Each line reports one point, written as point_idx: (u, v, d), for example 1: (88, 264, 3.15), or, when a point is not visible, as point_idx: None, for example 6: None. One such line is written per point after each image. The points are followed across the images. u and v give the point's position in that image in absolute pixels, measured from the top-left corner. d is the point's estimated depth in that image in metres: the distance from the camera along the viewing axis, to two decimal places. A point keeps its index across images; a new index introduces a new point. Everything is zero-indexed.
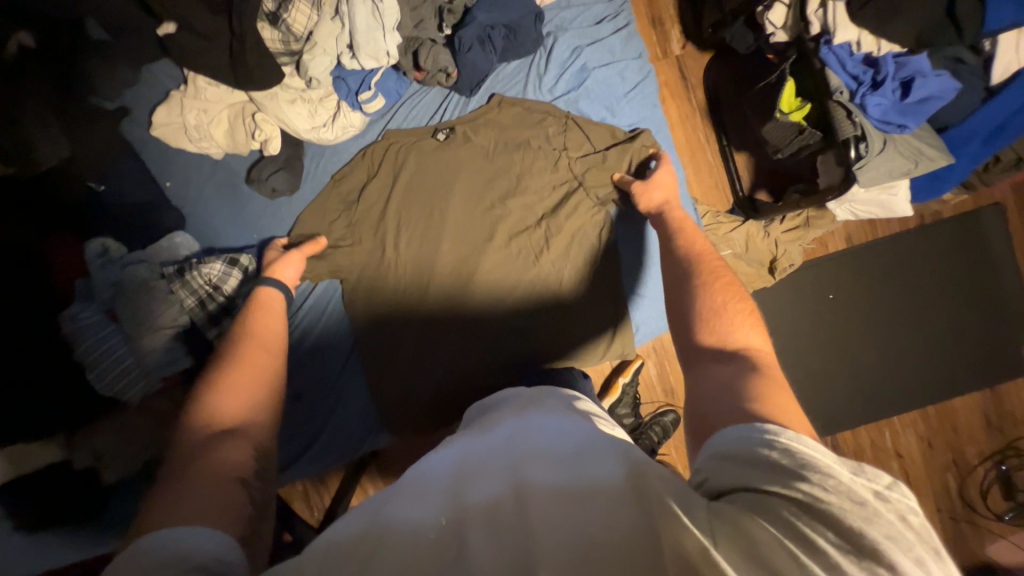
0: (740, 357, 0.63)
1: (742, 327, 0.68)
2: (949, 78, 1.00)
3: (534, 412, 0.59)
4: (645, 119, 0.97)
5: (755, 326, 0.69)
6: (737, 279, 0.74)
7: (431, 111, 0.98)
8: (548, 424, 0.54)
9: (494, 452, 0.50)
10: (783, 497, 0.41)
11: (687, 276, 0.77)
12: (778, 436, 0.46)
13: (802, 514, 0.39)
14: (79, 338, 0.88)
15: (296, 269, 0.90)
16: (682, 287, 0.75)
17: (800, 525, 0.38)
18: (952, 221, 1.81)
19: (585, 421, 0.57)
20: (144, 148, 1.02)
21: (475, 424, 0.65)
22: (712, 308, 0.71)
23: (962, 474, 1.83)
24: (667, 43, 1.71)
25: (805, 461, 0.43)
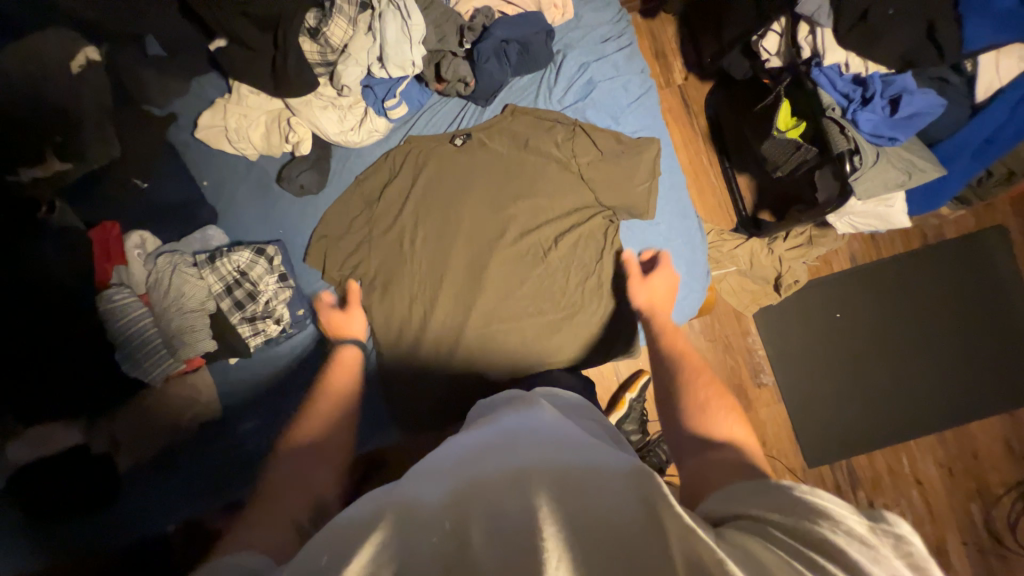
0: (725, 441, 0.67)
1: (726, 420, 0.73)
2: (935, 95, 1.06)
3: (529, 418, 0.61)
4: (647, 126, 1.02)
5: (737, 421, 0.74)
6: (717, 379, 0.81)
7: (450, 121, 1.06)
8: (543, 422, 0.59)
9: (493, 453, 0.51)
10: (782, 524, 0.41)
11: (674, 373, 0.84)
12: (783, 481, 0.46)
13: (794, 537, 0.39)
14: (112, 318, 0.94)
15: (360, 324, 1.01)
16: (670, 382, 0.82)
17: (798, 544, 0.38)
18: (958, 242, 1.83)
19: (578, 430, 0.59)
20: (186, 151, 1.11)
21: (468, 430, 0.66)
22: (697, 400, 0.77)
23: (987, 505, 1.76)
24: (671, 73, 1.82)
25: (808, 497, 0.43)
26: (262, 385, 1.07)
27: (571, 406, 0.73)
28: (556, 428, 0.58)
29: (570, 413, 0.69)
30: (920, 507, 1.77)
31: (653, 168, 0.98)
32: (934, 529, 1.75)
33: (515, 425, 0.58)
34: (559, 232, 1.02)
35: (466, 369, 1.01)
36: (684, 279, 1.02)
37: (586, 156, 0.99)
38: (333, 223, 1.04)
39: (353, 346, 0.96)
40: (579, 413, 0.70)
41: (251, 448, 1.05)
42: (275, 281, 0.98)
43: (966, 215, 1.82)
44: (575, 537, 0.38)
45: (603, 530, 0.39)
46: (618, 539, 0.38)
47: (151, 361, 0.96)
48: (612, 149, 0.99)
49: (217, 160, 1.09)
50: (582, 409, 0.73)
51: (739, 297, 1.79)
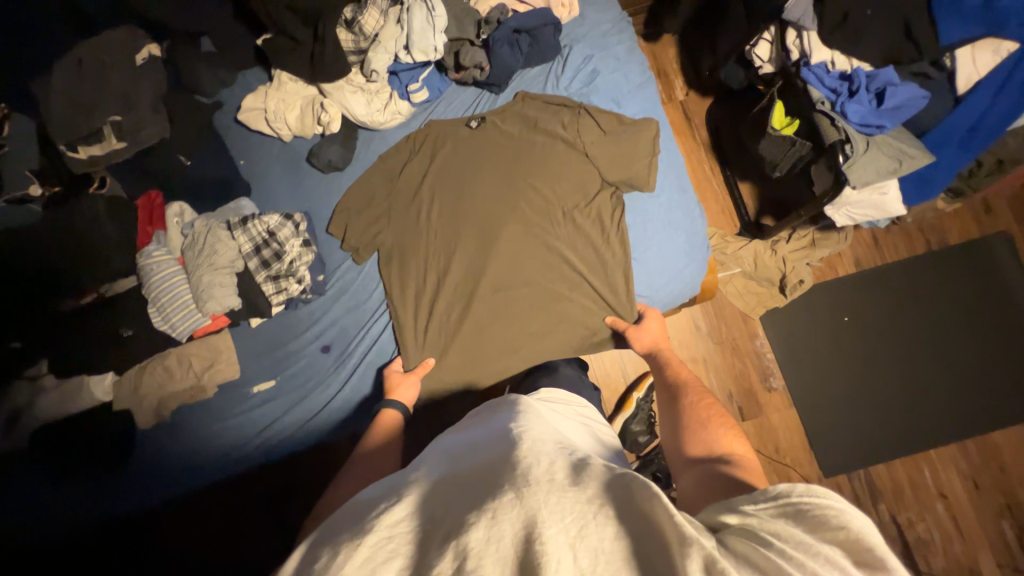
0: (724, 460, 0.71)
1: (726, 438, 0.77)
2: (917, 88, 1.14)
3: (519, 423, 0.68)
4: (647, 109, 1.10)
5: (738, 438, 0.77)
6: (717, 400, 0.86)
7: (465, 107, 1.17)
8: (537, 421, 0.70)
9: (491, 466, 0.58)
10: (775, 532, 0.46)
11: (676, 397, 0.88)
12: (778, 490, 0.51)
13: (796, 547, 0.44)
14: (148, 272, 1.02)
15: (412, 390, 1.00)
16: (673, 406, 0.87)
17: (787, 548, 0.44)
18: (963, 247, 1.84)
19: (563, 441, 0.66)
20: (227, 133, 1.20)
21: (466, 430, 0.74)
22: (697, 422, 0.81)
23: (1019, 522, 1.65)
24: (673, 90, 1.94)
25: (800, 507, 0.48)
26: (280, 348, 1.11)
27: (569, 409, 0.84)
28: (548, 430, 0.68)
29: (566, 417, 0.80)
30: (946, 523, 1.67)
31: (653, 145, 1.05)
32: (965, 549, 1.64)
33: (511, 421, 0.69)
34: (565, 205, 1.09)
35: (475, 333, 1.06)
36: (684, 249, 1.06)
37: (589, 135, 1.08)
38: (353, 196, 1.12)
39: (399, 407, 0.96)
40: (574, 418, 0.82)
41: (268, 408, 1.10)
42: (299, 244, 1.06)
43: (969, 222, 1.84)
44: (562, 524, 0.47)
45: (585, 518, 0.48)
46: (600, 526, 0.48)
47: (179, 316, 1.02)
48: (615, 129, 1.08)
49: (254, 141, 1.19)
50: (578, 415, 0.84)
51: (745, 299, 1.81)
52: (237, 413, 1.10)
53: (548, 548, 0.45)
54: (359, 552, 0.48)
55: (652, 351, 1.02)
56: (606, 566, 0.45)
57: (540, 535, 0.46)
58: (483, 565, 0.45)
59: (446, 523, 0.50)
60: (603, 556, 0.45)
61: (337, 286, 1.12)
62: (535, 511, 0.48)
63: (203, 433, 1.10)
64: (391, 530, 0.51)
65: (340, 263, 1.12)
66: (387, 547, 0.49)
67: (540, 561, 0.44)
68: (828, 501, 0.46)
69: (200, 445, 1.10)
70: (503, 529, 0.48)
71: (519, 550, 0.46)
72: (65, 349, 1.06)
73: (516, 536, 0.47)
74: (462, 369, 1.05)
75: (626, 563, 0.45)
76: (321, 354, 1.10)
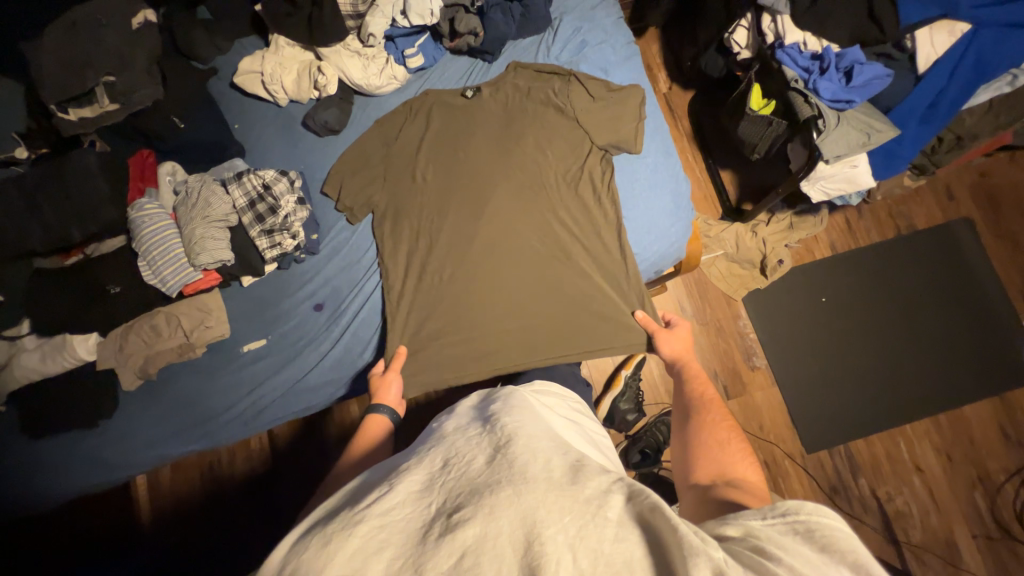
0: (732, 480, 0.69)
1: (739, 462, 0.74)
2: (881, 67, 1.23)
3: (517, 414, 0.65)
4: (633, 78, 1.16)
5: (752, 466, 0.74)
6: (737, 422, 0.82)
7: (460, 75, 1.20)
8: (534, 415, 0.67)
9: (487, 456, 0.55)
10: (786, 550, 0.42)
11: (693, 410, 0.87)
12: (787, 504, 0.47)
13: (808, 568, 0.40)
14: (138, 224, 1.01)
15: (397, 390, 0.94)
16: (690, 417, 0.86)
17: (803, 569, 0.40)
18: (929, 231, 1.94)
19: (563, 437, 0.64)
20: (222, 98, 1.24)
21: (461, 416, 0.71)
22: (718, 442, 0.78)
23: (991, 493, 1.71)
24: (656, 83, 2.00)
25: (812, 522, 0.44)
26: (272, 308, 1.11)
27: (565, 404, 0.84)
28: (546, 426, 0.66)
29: (561, 414, 0.78)
30: (923, 495, 1.72)
31: (639, 110, 1.10)
32: (941, 520, 1.69)
33: (507, 412, 0.66)
34: (557, 169, 1.12)
35: (467, 292, 1.07)
36: (669, 208, 1.11)
37: (579, 101, 1.12)
38: (348, 157, 1.13)
39: (387, 412, 0.89)
40: (570, 416, 0.81)
41: (258, 367, 1.09)
42: (294, 201, 1.07)
43: (933, 209, 1.94)
44: (561, 524, 0.45)
45: (586, 519, 0.45)
46: (601, 527, 0.45)
47: (169, 269, 1.00)
48: (602, 95, 1.12)
49: (248, 106, 1.21)
50: (575, 413, 0.83)
51: (729, 281, 1.86)
52: (225, 372, 1.09)
53: (547, 548, 0.42)
54: (350, 542, 0.47)
55: (675, 361, 1.00)
56: (607, 568, 0.42)
57: (539, 536, 0.43)
58: (479, 564, 0.43)
59: (439, 515, 0.48)
60: (604, 558, 0.43)
61: (331, 246, 1.13)
62: (534, 512, 0.46)
63: (190, 394, 1.09)
64: (381, 521, 0.49)
65: (336, 223, 1.14)
66: (379, 538, 0.47)
67: (538, 563, 0.42)
68: (839, 526, 0.43)
69: (188, 406, 1.09)
70: (499, 527, 0.45)
71: (517, 552, 0.43)
72: (46, 308, 1.03)
73: (513, 535, 0.45)
74: (456, 326, 1.06)
75: (627, 565, 0.42)
76: (314, 313, 1.10)
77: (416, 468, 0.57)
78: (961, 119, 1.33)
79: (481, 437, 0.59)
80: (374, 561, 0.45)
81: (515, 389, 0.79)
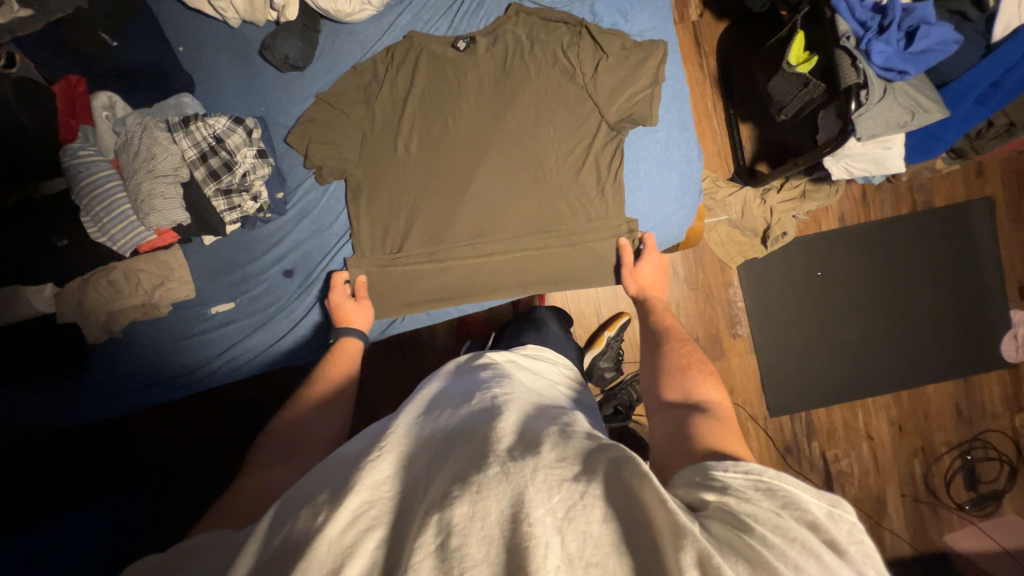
0: (698, 405, 0.68)
1: (704, 383, 0.73)
2: (951, 30, 1.03)
3: (507, 391, 0.62)
4: (655, 27, 1.04)
5: (716, 385, 0.73)
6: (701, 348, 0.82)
7: (449, 2, 1.07)
8: (525, 392, 0.65)
9: (474, 432, 0.51)
10: (758, 519, 0.41)
11: (660, 343, 0.85)
12: (760, 476, 0.46)
13: (774, 534, 0.40)
14: (73, 174, 0.91)
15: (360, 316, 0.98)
16: (656, 349, 0.84)
17: (773, 538, 0.39)
18: (943, 210, 1.83)
19: (557, 412, 0.60)
20: (161, 9, 1.03)
21: (448, 389, 0.67)
22: (678, 369, 0.77)
23: (929, 462, 1.83)
24: (685, 8, 1.71)
25: (783, 493, 0.44)
26: (238, 270, 1.06)
27: (553, 378, 0.81)
28: (536, 402, 0.63)
29: (553, 387, 0.76)
30: (867, 459, 1.83)
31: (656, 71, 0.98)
32: (877, 480, 1.82)
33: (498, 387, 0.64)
34: (559, 145, 1.03)
35: (446, 274, 1.03)
36: (675, 193, 1.06)
37: (592, 63, 1.00)
38: (319, 110, 1.01)
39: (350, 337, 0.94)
40: (559, 388, 0.78)
41: (227, 330, 1.07)
42: (253, 155, 0.98)
43: (956, 185, 1.82)
44: (550, 505, 0.40)
45: (575, 497, 0.41)
46: (589, 507, 0.41)
47: (116, 229, 0.92)
48: (617, 54, 0.99)
49: (198, 24, 1.04)
50: (564, 389, 0.80)
51: (727, 248, 1.76)
52: (193, 334, 1.07)
53: (536, 531, 0.38)
54: (337, 517, 0.42)
55: (640, 295, 1.00)
56: (595, 551, 0.38)
57: (527, 516, 0.39)
58: (466, 545, 0.38)
59: (425, 496, 0.44)
60: (592, 539, 0.39)
61: (299, 208, 1.06)
62: (521, 488, 0.42)
63: (161, 350, 1.06)
64: (369, 495, 0.45)
65: (298, 187, 1.06)
66: (361, 519, 0.43)
67: (526, 545, 0.37)
68: (802, 492, 0.44)
69: (155, 362, 1.06)
70: (487, 506, 0.41)
71: (505, 533, 0.39)
72: None
73: (500, 515, 0.40)
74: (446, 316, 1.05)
75: (615, 547, 0.39)
76: (281, 281, 1.07)
77: (406, 440, 0.53)
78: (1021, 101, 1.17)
79: (470, 411, 0.57)
80: (366, 539, 0.41)
81: (508, 363, 0.77)
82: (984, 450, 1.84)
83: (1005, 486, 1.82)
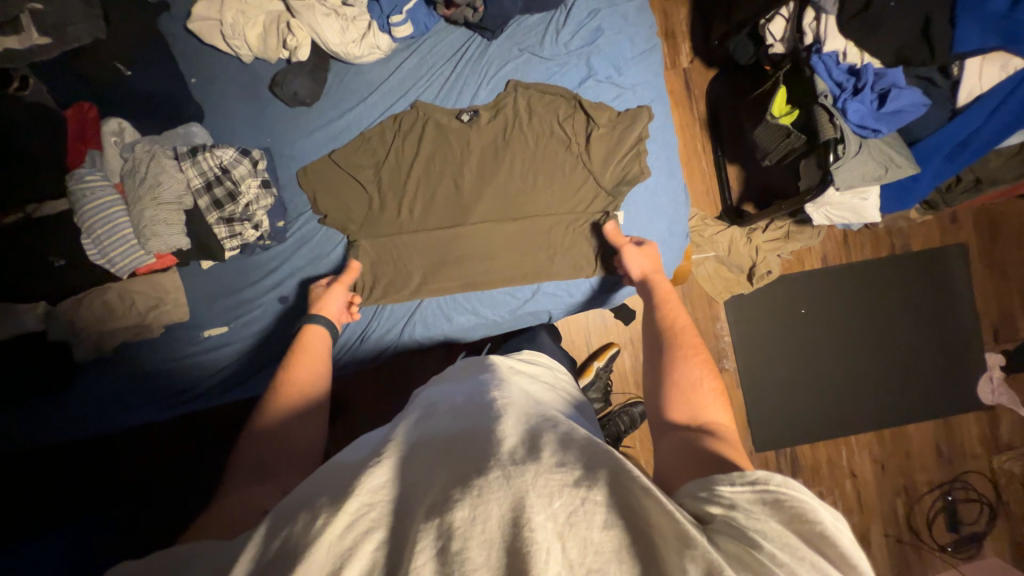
0: (707, 428, 0.68)
1: (712, 404, 0.73)
2: (921, 94, 1.11)
3: (506, 398, 0.63)
4: (647, 80, 1.11)
5: (725, 406, 0.74)
6: (712, 360, 0.81)
7: (453, 49, 1.13)
8: (521, 396, 0.67)
9: (475, 439, 0.53)
10: (766, 535, 0.43)
11: (666, 349, 0.84)
12: (766, 484, 0.47)
13: (784, 553, 0.41)
14: (77, 200, 0.93)
15: (337, 301, 0.99)
16: (663, 358, 0.82)
17: (779, 554, 0.41)
18: (921, 254, 1.91)
19: (556, 417, 0.62)
20: (175, 42, 1.06)
21: (447, 395, 0.69)
22: (688, 382, 0.77)
23: (911, 501, 1.84)
24: (677, 54, 1.80)
25: (788, 502, 0.45)
26: (232, 295, 1.08)
27: (552, 382, 0.84)
28: (534, 407, 0.64)
29: (548, 390, 0.78)
30: (850, 497, 1.84)
31: (640, 138, 1.07)
32: (860, 519, 1.83)
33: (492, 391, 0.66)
34: (556, 206, 1.09)
35: (443, 294, 1.10)
36: (664, 237, 1.12)
37: (585, 135, 1.09)
38: (330, 171, 1.08)
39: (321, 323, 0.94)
40: (557, 392, 0.80)
41: (218, 353, 1.08)
42: (257, 185, 1.02)
43: (932, 231, 1.90)
44: (550, 510, 0.42)
45: (575, 504, 0.43)
46: (590, 514, 0.43)
47: (116, 253, 0.94)
48: (606, 126, 1.08)
49: (211, 58, 1.08)
50: (562, 392, 0.83)
51: (714, 283, 1.80)
52: (186, 355, 1.08)
53: (537, 536, 0.40)
54: (339, 518, 0.43)
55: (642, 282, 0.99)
56: (595, 557, 0.41)
57: (528, 521, 0.41)
58: (467, 548, 0.40)
59: (426, 499, 0.45)
60: (593, 546, 0.41)
61: (297, 236, 1.09)
62: (522, 492, 0.43)
63: (152, 370, 1.07)
64: (370, 496, 0.46)
65: (295, 219, 1.09)
66: (363, 521, 0.44)
67: (527, 550, 0.39)
68: (812, 503, 0.44)
69: (146, 380, 1.06)
70: (489, 509, 0.43)
71: (506, 537, 0.41)
72: None
73: (502, 519, 0.42)
74: (450, 334, 1.13)
75: (615, 553, 0.41)
76: (276, 307, 1.09)
77: (404, 444, 0.55)
78: (986, 160, 1.25)
79: (471, 418, 0.58)
80: (364, 542, 0.42)
81: (506, 367, 0.79)
82: (965, 491, 1.85)
83: (986, 528, 1.84)
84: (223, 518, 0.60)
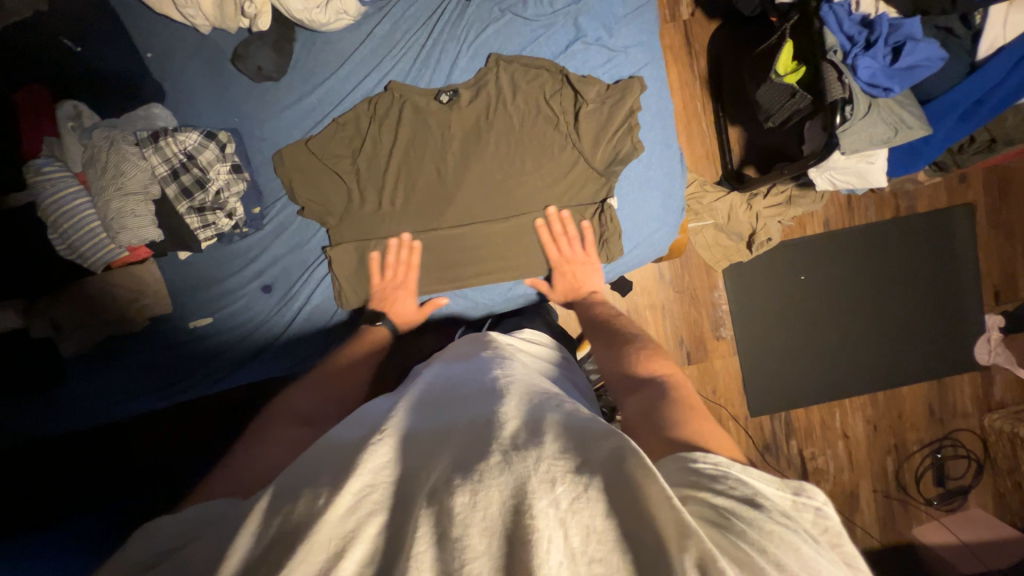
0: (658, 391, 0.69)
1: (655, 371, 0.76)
2: (938, 47, 1.02)
3: (509, 381, 0.62)
4: (640, 42, 1.04)
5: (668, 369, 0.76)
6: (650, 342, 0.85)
7: (429, 13, 1.06)
8: (525, 376, 0.65)
9: (478, 425, 0.51)
10: (739, 517, 0.41)
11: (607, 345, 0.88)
12: (733, 470, 0.46)
13: (756, 532, 0.40)
14: (38, 193, 0.89)
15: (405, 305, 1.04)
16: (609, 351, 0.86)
17: (753, 533, 0.39)
18: (925, 216, 1.86)
19: (559, 399, 0.60)
20: (127, 12, 0.99)
21: (451, 376, 0.67)
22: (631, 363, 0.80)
23: (901, 459, 1.88)
24: (677, 6, 1.67)
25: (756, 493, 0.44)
26: (216, 284, 1.07)
27: (552, 360, 0.82)
28: (536, 387, 0.62)
29: (552, 370, 0.76)
30: (842, 456, 1.88)
31: (631, 112, 1.00)
32: (851, 477, 1.87)
33: (495, 372, 0.65)
34: (544, 187, 1.05)
35: (438, 280, 1.07)
36: (657, 213, 1.08)
37: (574, 111, 1.03)
38: (304, 160, 1.02)
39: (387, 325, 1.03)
40: (559, 371, 0.79)
41: (207, 344, 1.07)
42: (227, 171, 0.99)
43: (939, 192, 1.84)
44: (553, 496, 0.40)
45: (578, 491, 0.41)
46: (593, 501, 0.41)
47: (89, 247, 0.92)
48: (595, 100, 1.01)
49: (168, 31, 1.01)
50: (563, 370, 0.82)
51: (713, 251, 1.75)
52: (175, 345, 1.06)
53: (539, 523, 0.38)
54: (342, 500, 0.42)
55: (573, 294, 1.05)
56: (598, 546, 0.38)
57: (530, 507, 0.39)
58: (468, 535, 0.38)
59: (427, 486, 0.44)
60: (595, 534, 0.39)
61: (276, 222, 1.07)
62: (523, 478, 0.42)
63: (141, 362, 1.05)
64: (372, 479, 0.45)
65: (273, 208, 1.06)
66: (365, 504, 0.43)
67: (530, 538, 0.37)
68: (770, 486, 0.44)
69: (135, 372, 1.05)
70: (489, 495, 0.41)
71: (506, 524, 0.39)
72: None
73: (502, 505, 0.40)
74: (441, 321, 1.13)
75: (619, 543, 0.38)
76: (262, 297, 1.08)
77: (406, 426, 0.53)
78: (1003, 118, 1.18)
79: (473, 403, 0.57)
80: (369, 523, 0.41)
81: (508, 346, 0.78)
82: (953, 448, 1.90)
83: (971, 482, 1.89)
84: (239, 477, 0.60)
